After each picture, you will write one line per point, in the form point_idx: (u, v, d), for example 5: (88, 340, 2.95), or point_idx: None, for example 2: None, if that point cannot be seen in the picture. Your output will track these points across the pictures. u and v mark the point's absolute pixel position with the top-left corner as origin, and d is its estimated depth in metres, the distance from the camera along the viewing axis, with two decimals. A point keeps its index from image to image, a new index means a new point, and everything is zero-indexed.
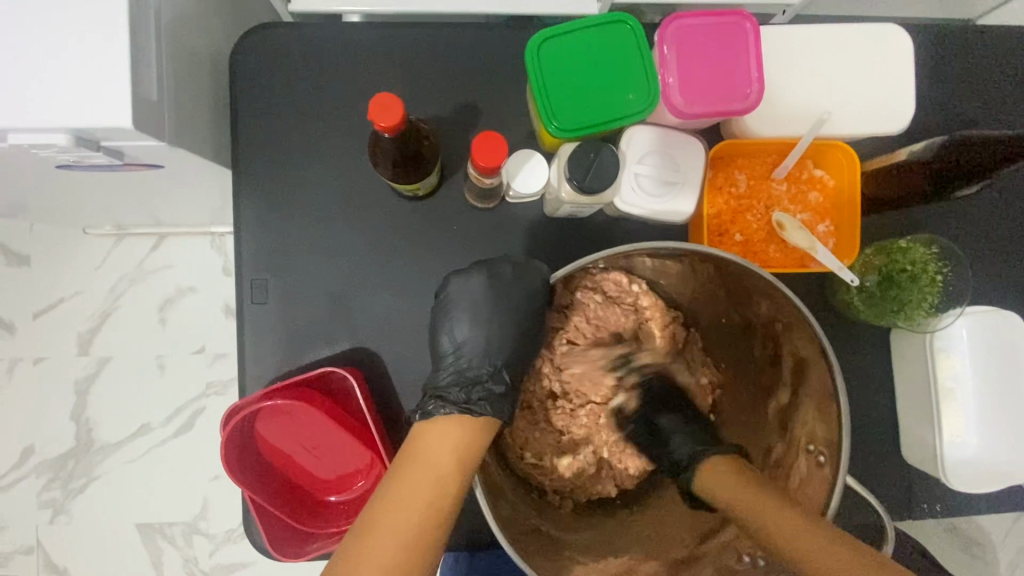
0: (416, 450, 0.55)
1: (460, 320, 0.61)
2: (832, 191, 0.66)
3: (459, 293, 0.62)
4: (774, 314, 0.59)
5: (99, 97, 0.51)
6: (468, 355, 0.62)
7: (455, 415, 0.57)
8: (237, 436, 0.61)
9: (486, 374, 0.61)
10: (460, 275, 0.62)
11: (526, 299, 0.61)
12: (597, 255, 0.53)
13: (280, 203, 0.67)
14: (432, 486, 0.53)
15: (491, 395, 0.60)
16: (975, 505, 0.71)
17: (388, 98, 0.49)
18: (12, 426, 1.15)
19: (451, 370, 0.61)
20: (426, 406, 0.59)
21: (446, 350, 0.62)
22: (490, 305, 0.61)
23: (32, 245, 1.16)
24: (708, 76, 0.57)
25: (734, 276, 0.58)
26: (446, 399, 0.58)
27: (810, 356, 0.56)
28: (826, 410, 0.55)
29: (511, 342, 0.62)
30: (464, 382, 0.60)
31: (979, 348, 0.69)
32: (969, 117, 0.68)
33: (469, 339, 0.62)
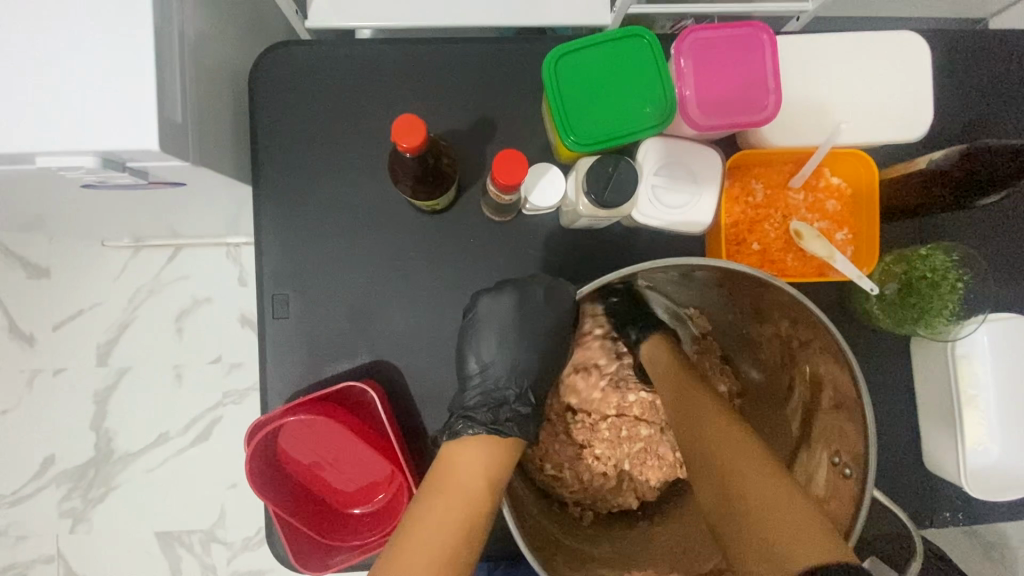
0: (447, 471, 0.55)
1: (488, 341, 0.62)
2: (849, 199, 0.66)
3: (487, 312, 0.62)
4: (793, 329, 0.60)
5: (126, 120, 0.52)
6: (494, 376, 0.63)
7: (483, 436, 0.58)
8: (260, 451, 0.62)
9: (512, 395, 0.62)
10: (491, 293, 0.63)
11: (546, 311, 0.61)
12: (615, 275, 0.54)
13: (299, 217, 0.68)
14: (464, 506, 0.53)
15: (518, 415, 0.61)
16: (999, 511, 0.70)
17: (411, 119, 0.50)
18: (34, 436, 1.16)
19: (477, 391, 0.62)
20: (454, 426, 0.60)
21: (472, 371, 0.63)
22: (514, 321, 0.62)
23: (52, 257, 1.18)
24: (725, 88, 0.57)
25: (754, 291, 0.59)
26: (474, 420, 0.59)
27: (831, 370, 0.57)
28: (851, 423, 0.55)
29: (535, 361, 0.64)
30: (492, 403, 0.61)
31: (1000, 354, 0.68)
32: (986, 122, 0.67)
33: (494, 360, 0.63)
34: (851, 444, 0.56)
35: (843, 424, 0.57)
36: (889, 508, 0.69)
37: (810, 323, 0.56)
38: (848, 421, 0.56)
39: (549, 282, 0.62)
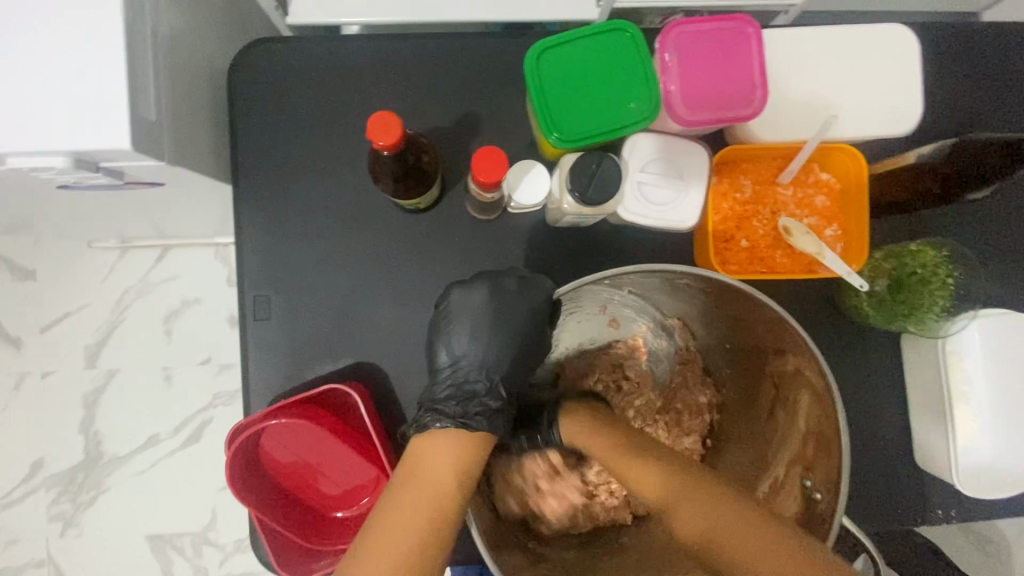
0: (416, 467, 0.52)
1: (459, 333, 0.61)
2: (838, 193, 0.65)
3: (457, 305, 0.61)
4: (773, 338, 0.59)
5: (97, 120, 0.50)
6: (466, 369, 0.61)
7: (451, 430, 0.55)
8: (241, 454, 0.61)
9: (482, 388, 0.60)
10: (461, 288, 0.62)
11: (529, 309, 0.61)
12: (596, 275, 0.53)
13: (281, 217, 0.67)
14: (434, 503, 0.50)
15: (487, 410, 0.58)
16: (991, 509, 0.70)
17: (388, 116, 0.49)
18: (21, 440, 1.15)
19: (447, 384, 0.60)
20: (422, 418, 0.57)
21: (443, 363, 0.61)
22: (489, 316, 0.61)
23: (37, 259, 1.16)
24: (711, 83, 0.56)
25: (733, 301, 0.58)
26: (442, 413, 0.56)
27: (809, 380, 0.56)
28: (828, 440, 0.55)
29: (508, 356, 0.62)
30: (462, 396, 0.59)
31: (993, 350, 0.67)
32: (977, 116, 0.67)
33: (467, 353, 0.61)
34: (827, 464, 0.55)
35: (821, 443, 0.56)
36: (881, 506, 0.69)
37: (788, 334, 0.55)
38: (826, 439, 0.55)
39: (523, 272, 0.62)
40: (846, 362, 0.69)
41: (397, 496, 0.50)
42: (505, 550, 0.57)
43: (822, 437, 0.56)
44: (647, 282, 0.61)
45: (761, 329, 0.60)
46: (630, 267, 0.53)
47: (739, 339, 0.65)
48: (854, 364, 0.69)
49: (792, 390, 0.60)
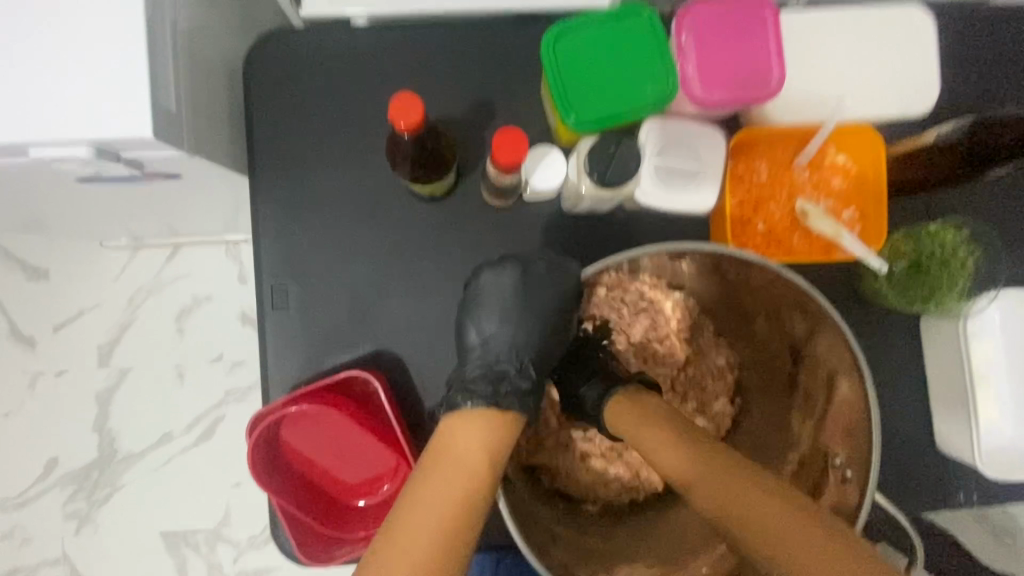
0: (445, 449, 0.52)
1: (491, 313, 0.61)
2: (856, 176, 0.64)
3: (489, 285, 0.62)
4: (804, 321, 0.58)
5: (119, 109, 0.51)
6: (496, 349, 0.61)
7: (483, 408, 0.55)
8: (264, 436, 0.62)
9: (513, 369, 0.59)
10: (494, 268, 0.62)
11: (553, 294, 0.61)
12: (627, 254, 0.54)
13: (297, 208, 0.67)
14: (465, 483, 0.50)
15: (519, 390, 0.58)
16: (1012, 492, 0.69)
17: (408, 98, 0.49)
18: (36, 439, 1.16)
19: (478, 364, 0.60)
20: (452, 399, 0.57)
21: (472, 344, 0.61)
22: (518, 300, 0.61)
23: (51, 259, 1.17)
24: (728, 64, 0.56)
25: (759, 283, 0.58)
26: (473, 392, 0.56)
27: (840, 361, 0.55)
28: (856, 418, 0.55)
29: (538, 339, 0.62)
30: (493, 376, 0.58)
31: (1011, 331, 0.67)
32: (994, 97, 0.66)
33: (496, 333, 0.61)
34: (858, 444, 0.55)
35: (851, 424, 0.56)
36: (899, 489, 0.69)
37: (819, 316, 0.55)
38: (853, 422, 0.55)
39: (552, 258, 0.62)
40: (864, 346, 0.69)
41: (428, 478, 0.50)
42: (536, 535, 0.57)
43: (851, 423, 0.56)
44: (671, 264, 0.60)
45: (788, 312, 0.59)
46: (665, 246, 0.54)
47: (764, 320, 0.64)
48: (871, 348, 0.69)
49: (820, 370, 0.60)
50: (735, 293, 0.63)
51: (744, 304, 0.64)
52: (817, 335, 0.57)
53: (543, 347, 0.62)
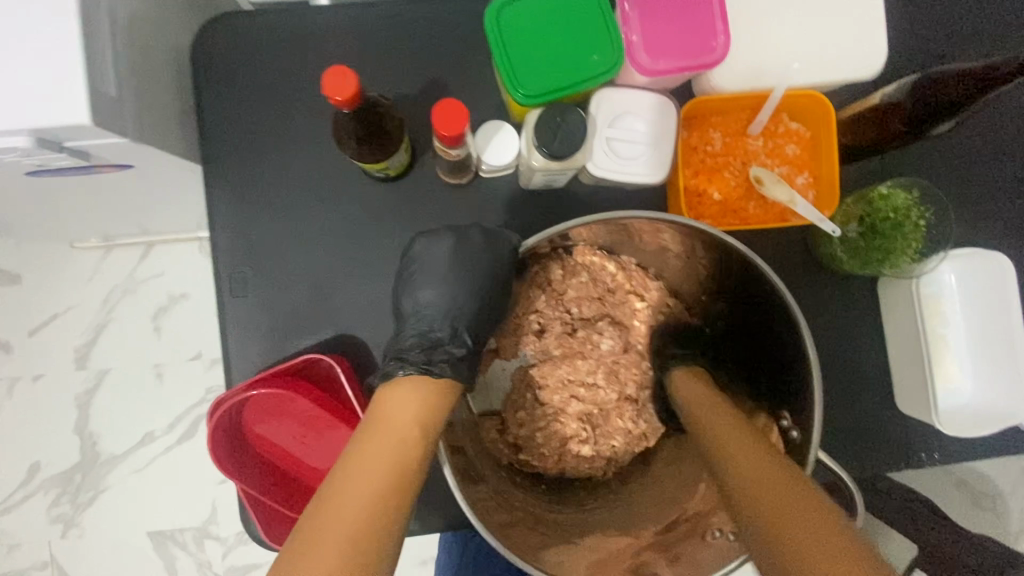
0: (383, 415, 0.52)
1: (425, 283, 0.61)
2: (809, 142, 0.65)
3: (425, 254, 0.62)
4: (749, 285, 0.59)
5: (54, 96, 0.49)
6: (428, 317, 0.61)
7: (416, 376, 0.56)
8: (226, 422, 0.62)
9: (446, 336, 0.61)
10: (428, 238, 0.62)
11: (491, 260, 0.61)
12: (565, 226, 0.54)
13: (253, 194, 0.67)
14: (396, 449, 0.50)
15: (452, 357, 0.60)
16: (976, 450, 0.71)
17: (345, 71, 0.49)
18: (17, 444, 1.15)
19: (413, 333, 0.61)
20: (387, 367, 0.58)
21: (408, 312, 0.62)
22: (455, 270, 0.61)
23: (21, 262, 1.16)
24: (672, 32, 0.56)
25: (703, 249, 0.59)
26: (407, 361, 0.58)
27: (784, 311, 0.55)
28: (802, 370, 0.55)
29: (474, 306, 0.63)
30: (428, 344, 0.59)
31: (967, 291, 0.68)
32: (944, 58, 0.67)
33: (432, 302, 0.62)
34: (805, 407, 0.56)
35: (794, 385, 0.57)
36: (863, 450, 0.70)
37: (761, 283, 0.56)
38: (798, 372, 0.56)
39: (490, 227, 0.62)
40: (825, 311, 0.70)
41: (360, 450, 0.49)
42: (493, 510, 0.58)
43: (795, 386, 0.57)
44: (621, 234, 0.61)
45: (737, 282, 0.61)
46: (589, 217, 0.53)
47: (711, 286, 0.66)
48: (832, 313, 0.70)
49: (766, 334, 0.61)
50: (687, 263, 0.65)
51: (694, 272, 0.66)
52: (764, 301, 0.58)
53: (483, 322, 0.63)
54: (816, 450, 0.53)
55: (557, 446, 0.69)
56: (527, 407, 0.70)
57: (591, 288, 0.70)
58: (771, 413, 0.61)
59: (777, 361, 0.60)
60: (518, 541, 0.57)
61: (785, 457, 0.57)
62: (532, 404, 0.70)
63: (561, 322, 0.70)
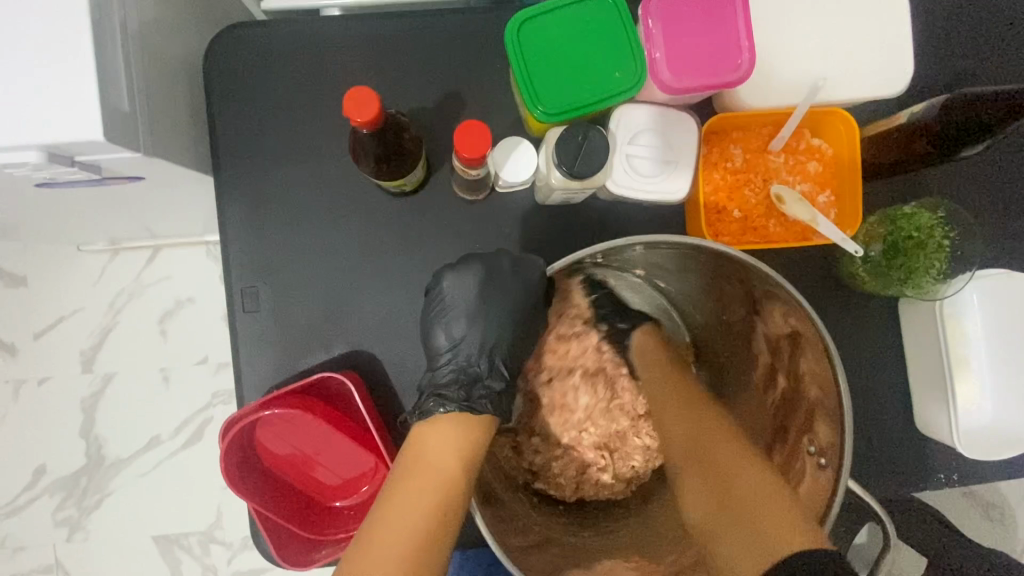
0: (422, 453, 0.53)
1: (458, 318, 0.60)
2: (831, 160, 0.64)
3: (451, 289, 0.60)
4: (770, 308, 0.58)
5: (66, 111, 0.48)
6: (466, 352, 0.61)
7: (457, 414, 0.56)
8: (238, 441, 0.61)
9: (484, 370, 0.61)
10: (454, 271, 0.61)
11: (517, 286, 0.60)
12: (591, 249, 0.53)
13: (266, 206, 0.66)
14: (429, 499, 0.50)
15: (492, 392, 0.60)
16: (995, 471, 0.69)
17: (364, 93, 0.48)
18: (23, 446, 1.15)
19: (450, 367, 0.60)
20: (424, 405, 0.57)
21: (442, 348, 0.60)
22: (483, 297, 0.60)
23: (28, 264, 1.15)
24: (697, 49, 0.55)
25: (724, 273, 0.59)
26: (446, 398, 0.57)
27: (804, 332, 0.55)
28: (825, 392, 0.54)
29: (505, 334, 0.62)
30: (466, 379, 0.59)
31: (988, 311, 0.67)
32: (969, 73, 0.65)
33: (465, 336, 0.61)
34: (830, 433, 0.54)
35: (824, 418, 0.55)
36: (881, 470, 0.69)
37: (793, 312, 0.54)
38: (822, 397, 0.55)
39: (515, 252, 0.61)
40: (844, 328, 0.69)
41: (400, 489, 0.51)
42: (510, 532, 0.58)
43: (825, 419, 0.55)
44: (641, 257, 0.61)
45: (755, 305, 0.60)
46: (611, 241, 0.52)
47: (733, 309, 0.65)
48: (852, 330, 0.69)
49: (793, 362, 0.59)
50: (710, 284, 0.64)
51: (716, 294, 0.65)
52: (795, 331, 0.57)
53: (513, 346, 0.63)
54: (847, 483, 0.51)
55: (574, 469, 0.70)
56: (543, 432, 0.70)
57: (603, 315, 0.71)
58: (798, 443, 0.60)
59: (799, 386, 0.59)
60: (531, 562, 0.55)
61: (809, 483, 0.56)
62: (547, 428, 0.70)
63: (576, 345, 0.71)
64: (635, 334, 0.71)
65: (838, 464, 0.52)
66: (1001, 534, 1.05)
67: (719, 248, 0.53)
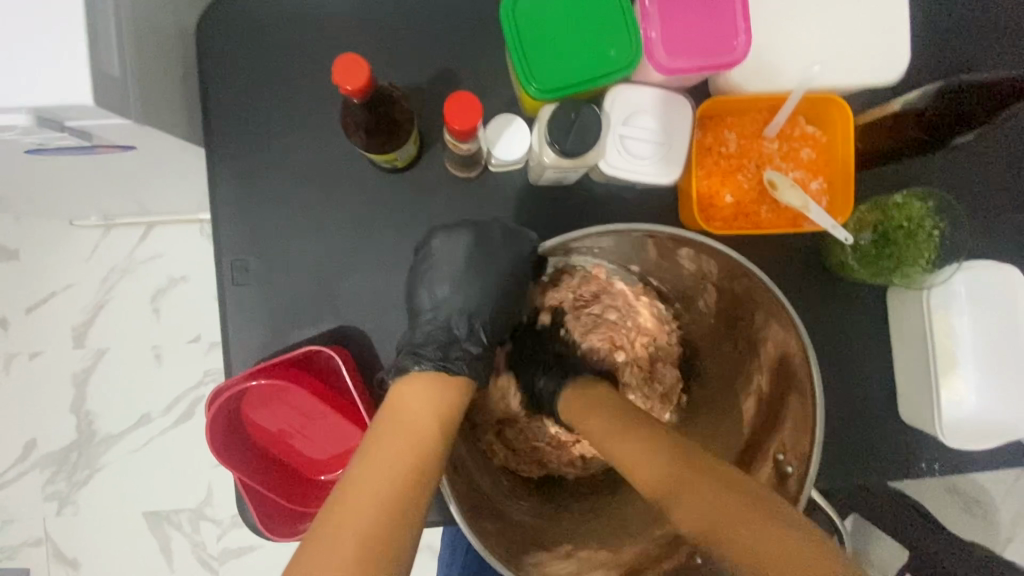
0: (399, 411, 0.52)
1: (442, 279, 0.61)
2: (823, 146, 0.64)
3: (441, 251, 0.61)
4: (758, 310, 0.59)
5: (55, 74, 0.48)
6: (446, 313, 0.62)
7: (432, 372, 0.57)
8: (226, 410, 0.62)
9: (463, 334, 0.61)
10: (447, 232, 0.61)
11: (509, 260, 0.60)
12: (575, 232, 0.54)
13: (257, 180, 0.66)
14: (405, 454, 0.49)
15: (468, 355, 0.60)
16: (977, 462, 0.70)
17: (356, 60, 0.48)
18: (14, 420, 1.15)
19: (428, 326, 0.61)
20: (402, 361, 0.58)
21: (424, 307, 0.61)
22: (470, 264, 0.61)
23: (20, 238, 1.15)
24: (692, 28, 0.55)
25: (704, 264, 0.60)
26: (423, 357, 0.58)
27: (789, 342, 0.56)
28: (802, 402, 0.55)
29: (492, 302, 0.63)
30: (444, 341, 0.60)
31: (976, 303, 0.67)
32: (964, 66, 0.65)
33: (448, 298, 0.62)
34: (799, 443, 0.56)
35: (794, 424, 0.57)
36: (865, 459, 0.70)
37: (772, 314, 0.56)
38: (793, 412, 0.57)
39: (507, 223, 0.61)
40: (832, 318, 0.69)
41: (376, 441, 0.50)
42: (486, 515, 0.58)
43: (801, 426, 0.56)
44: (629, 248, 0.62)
45: (739, 302, 0.62)
46: (590, 228, 0.54)
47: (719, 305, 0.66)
48: (840, 320, 0.69)
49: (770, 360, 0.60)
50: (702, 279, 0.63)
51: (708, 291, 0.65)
52: (769, 326, 0.58)
53: (496, 314, 0.63)
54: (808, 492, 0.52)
55: (551, 453, 0.71)
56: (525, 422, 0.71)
57: (595, 303, 0.71)
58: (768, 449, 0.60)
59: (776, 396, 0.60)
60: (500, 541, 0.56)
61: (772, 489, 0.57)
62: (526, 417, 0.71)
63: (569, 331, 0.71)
64: (566, 394, 0.64)
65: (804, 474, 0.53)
66: (981, 528, 1.06)
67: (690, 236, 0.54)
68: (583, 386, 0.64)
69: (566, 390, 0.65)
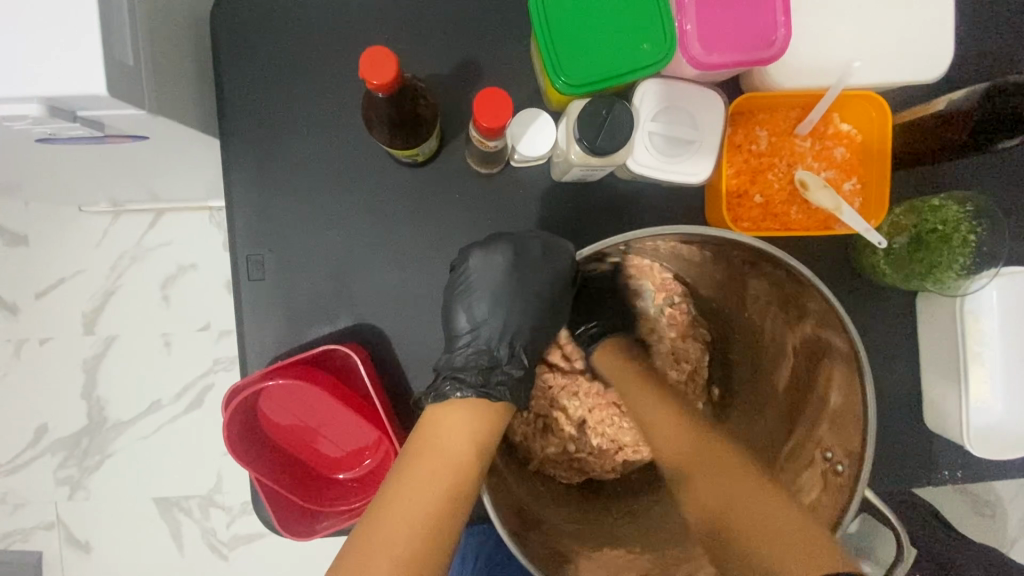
0: (435, 439, 0.52)
1: (481, 299, 0.59)
2: (859, 147, 0.62)
3: (478, 269, 0.59)
4: (808, 318, 0.58)
5: (69, 64, 0.46)
6: (486, 335, 0.60)
7: (473, 399, 0.55)
8: (241, 409, 0.61)
9: (504, 356, 0.60)
10: (482, 251, 0.59)
11: (548, 273, 0.59)
12: (615, 240, 0.52)
13: (272, 172, 0.64)
14: (439, 486, 0.49)
15: (510, 378, 0.59)
16: (1002, 470, 0.69)
17: (382, 52, 0.46)
18: (25, 405, 1.15)
19: (468, 350, 0.59)
20: (440, 387, 0.56)
21: (461, 329, 0.59)
22: (507, 281, 0.59)
23: (28, 223, 1.13)
24: (729, 22, 0.52)
25: (751, 265, 0.59)
26: (462, 381, 0.56)
27: (841, 348, 0.54)
28: (850, 403, 0.55)
29: (525, 318, 0.61)
30: (485, 364, 0.58)
31: (1008, 310, 0.65)
32: (1007, 63, 0.63)
33: (487, 319, 0.60)
34: (846, 441, 0.55)
35: (842, 420, 0.56)
36: (888, 464, 0.68)
37: (823, 316, 0.55)
38: (839, 409, 0.57)
39: (546, 236, 0.59)
40: (859, 321, 0.67)
41: (409, 470, 0.50)
42: (524, 522, 0.58)
43: (846, 427, 0.55)
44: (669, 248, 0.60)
45: (784, 306, 0.61)
46: (633, 232, 0.52)
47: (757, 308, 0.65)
48: (867, 323, 0.67)
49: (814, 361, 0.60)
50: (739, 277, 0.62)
51: (743, 290, 0.64)
52: (818, 328, 0.57)
53: (533, 328, 0.61)
54: (860, 491, 0.52)
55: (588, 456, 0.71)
56: (557, 428, 0.70)
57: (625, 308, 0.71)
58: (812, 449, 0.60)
59: (819, 397, 0.60)
60: (535, 549, 0.56)
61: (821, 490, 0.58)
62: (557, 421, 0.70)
63: None
64: (595, 349, 0.69)
65: (857, 473, 0.52)
66: (994, 530, 1.05)
67: (743, 238, 0.53)
68: (616, 347, 0.68)
69: (613, 338, 0.69)
